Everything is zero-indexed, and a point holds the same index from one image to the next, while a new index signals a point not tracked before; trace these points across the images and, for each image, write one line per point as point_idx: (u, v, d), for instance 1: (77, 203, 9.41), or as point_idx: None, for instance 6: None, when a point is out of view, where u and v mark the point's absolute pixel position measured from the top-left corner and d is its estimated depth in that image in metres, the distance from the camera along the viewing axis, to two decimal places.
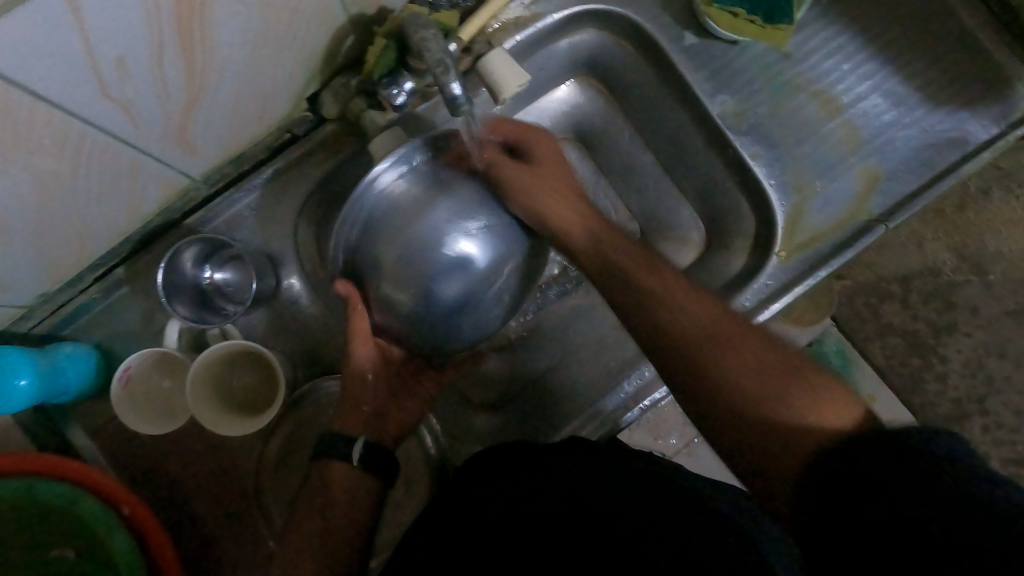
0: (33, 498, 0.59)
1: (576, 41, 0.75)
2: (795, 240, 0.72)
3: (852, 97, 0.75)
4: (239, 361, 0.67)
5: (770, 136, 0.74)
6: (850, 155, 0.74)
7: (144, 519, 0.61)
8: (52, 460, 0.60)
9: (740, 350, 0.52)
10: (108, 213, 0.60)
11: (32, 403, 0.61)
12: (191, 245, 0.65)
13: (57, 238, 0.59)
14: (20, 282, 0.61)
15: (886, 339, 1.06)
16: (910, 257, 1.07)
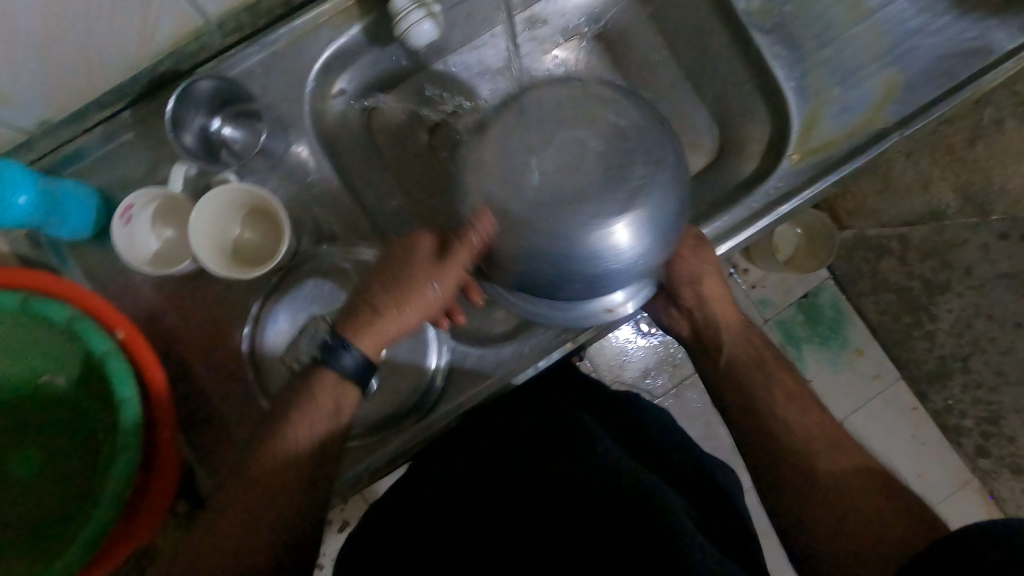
0: (30, 314, 0.57)
1: None
2: (809, 145, 0.72)
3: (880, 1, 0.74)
4: (243, 218, 0.68)
5: (792, 37, 0.73)
6: (871, 63, 0.74)
7: (137, 345, 0.59)
8: (59, 280, 0.58)
9: (848, 453, 0.57)
10: (118, 38, 0.59)
11: (26, 223, 0.61)
12: (209, 79, 0.64)
13: (66, 56, 0.57)
14: (23, 99, 0.59)
15: (879, 296, 1.17)
16: (912, 198, 1.08)
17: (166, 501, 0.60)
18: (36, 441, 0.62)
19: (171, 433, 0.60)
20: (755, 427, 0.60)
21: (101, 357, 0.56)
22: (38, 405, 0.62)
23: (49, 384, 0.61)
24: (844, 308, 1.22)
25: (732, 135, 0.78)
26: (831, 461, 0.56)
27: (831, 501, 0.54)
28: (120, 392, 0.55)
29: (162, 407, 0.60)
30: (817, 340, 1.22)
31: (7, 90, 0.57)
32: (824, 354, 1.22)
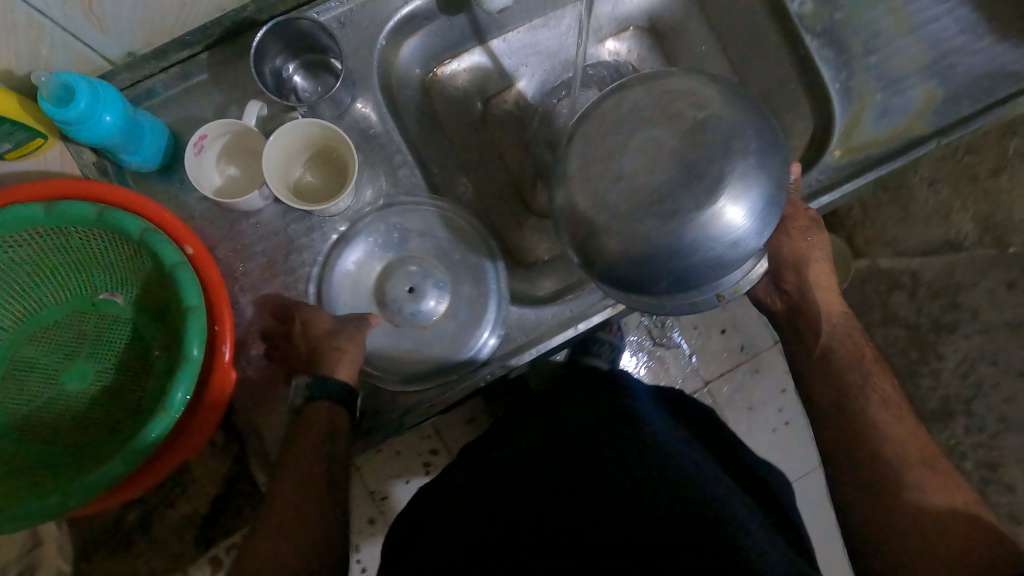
0: (105, 225, 0.58)
1: None
2: (851, 144, 0.76)
3: (925, 18, 0.78)
4: (307, 157, 0.71)
5: (840, 42, 0.77)
6: (915, 75, 0.77)
7: (205, 263, 0.59)
8: (135, 197, 0.59)
9: (935, 476, 0.58)
10: None
11: (105, 144, 0.61)
12: (302, 22, 0.67)
13: None
14: (118, 31, 0.62)
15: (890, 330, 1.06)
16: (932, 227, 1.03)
17: (216, 417, 0.60)
18: (92, 362, 0.65)
19: (232, 351, 0.59)
20: (849, 424, 0.64)
21: (172, 268, 0.57)
22: (95, 325, 0.65)
23: (108, 303, 0.65)
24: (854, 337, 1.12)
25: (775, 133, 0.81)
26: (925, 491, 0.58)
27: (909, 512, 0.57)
28: (189, 302, 0.56)
29: (224, 320, 0.59)
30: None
31: (106, 18, 0.60)
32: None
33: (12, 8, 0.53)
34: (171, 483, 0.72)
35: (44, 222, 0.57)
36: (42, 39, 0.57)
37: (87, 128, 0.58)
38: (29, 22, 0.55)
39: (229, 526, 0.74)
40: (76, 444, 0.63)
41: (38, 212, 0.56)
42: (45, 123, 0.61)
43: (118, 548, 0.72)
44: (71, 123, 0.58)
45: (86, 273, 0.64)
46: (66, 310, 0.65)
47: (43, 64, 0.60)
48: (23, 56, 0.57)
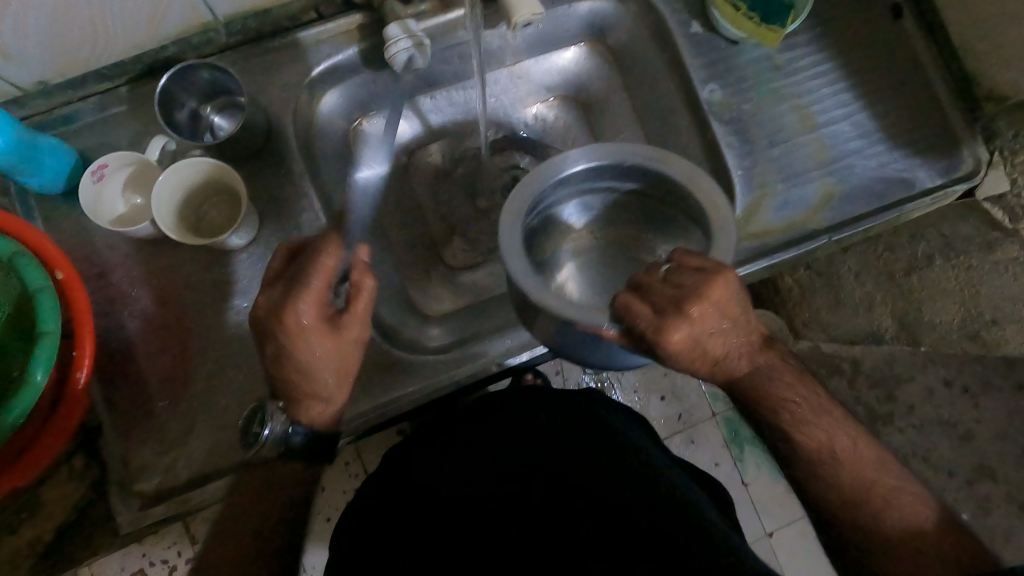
0: None
1: (595, 8, 0.82)
2: (749, 229, 0.79)
3: (826, 119, 0.82)
4: (210, 194, 0.72)
5: (746, 132, 0.80)
6: (814, 170, 0.80)
7: (74, 289, 0.60)
8: (12, 219, 0.60)
9: (882, 473, 0.62)
10: (128, 15, 0.64)
11: (1, 166, 0.64)
12: (206, 68, 0.70)
13: (75, 24, 0.62)
14: (26, 58, 0.64)
15: None
16: (859, 318, 0.94)
17: (60, 444, 0.60)
18: None
19: (87, 377, 0.59)
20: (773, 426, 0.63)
21: (34, 292, 0.58)
22: None
23: None
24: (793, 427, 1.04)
25: None
26: (884, 514, 0.60)
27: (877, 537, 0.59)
28: (43, 327, 0.57)
29: (84, 349, 0.59)
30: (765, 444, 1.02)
31: (12, 45, 0.61)
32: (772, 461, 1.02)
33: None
34: (20, 507, 0.69)
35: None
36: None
37: None
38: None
39: (78, 555, 0.70)
40: None
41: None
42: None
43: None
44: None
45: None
46: None
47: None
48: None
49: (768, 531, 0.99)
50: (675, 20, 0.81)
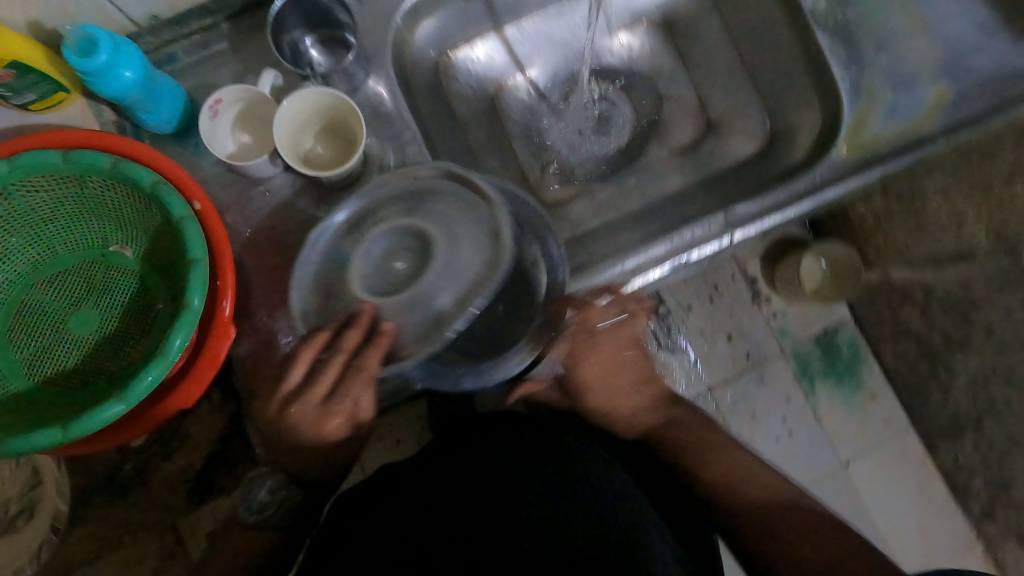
0: (118, 175, 0.60)
1: None
2: (859, 140, 0.75)
3: (940, 18, 0.77)
4: (320, 131, 0.72)
5: (851, 39, 0.76)
6: (926, 75, 0.76)
7: (210, 218, 0.61)
8: (149, 151, 0.61)
9: (707, 461, 0.68)
10: None
11: (122, 99, 0.63)
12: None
13: None
14: None
15: (899, 343, 1.21)
16: (945, 239, 1.07)
17: (213, 370, 0.62)
18: (99, 312, 0.67)
19: (232, 307, 0.61)
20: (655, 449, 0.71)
21: (178, 221, 0.59)
22: (104, 276, 0.67)
23: (117, 256, 0.67)
24: (862, 349, 1.25)
25: (785, 124, 0.82)
26: (714, 484, 0.67)
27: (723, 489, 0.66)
28: (193, 255, 0.58)
29: (227, 278, 0.61)
30: (832, 378, 1.24)
31: None
32: (840, 394, 1.24)
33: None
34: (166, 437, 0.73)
35: (9, 176, 0.58)
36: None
37: (104, 81, 0.61)
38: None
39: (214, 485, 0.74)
40: (71, 386, 0.65)
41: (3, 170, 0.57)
42: (66, 77, 0.64)
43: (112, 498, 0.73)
44: (90, 72, 0.60)
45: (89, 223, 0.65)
46: (73, 260, 0.67)
47: (69, 19, 0.63)
48: (50, 10, 0.61)
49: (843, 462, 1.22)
50: None
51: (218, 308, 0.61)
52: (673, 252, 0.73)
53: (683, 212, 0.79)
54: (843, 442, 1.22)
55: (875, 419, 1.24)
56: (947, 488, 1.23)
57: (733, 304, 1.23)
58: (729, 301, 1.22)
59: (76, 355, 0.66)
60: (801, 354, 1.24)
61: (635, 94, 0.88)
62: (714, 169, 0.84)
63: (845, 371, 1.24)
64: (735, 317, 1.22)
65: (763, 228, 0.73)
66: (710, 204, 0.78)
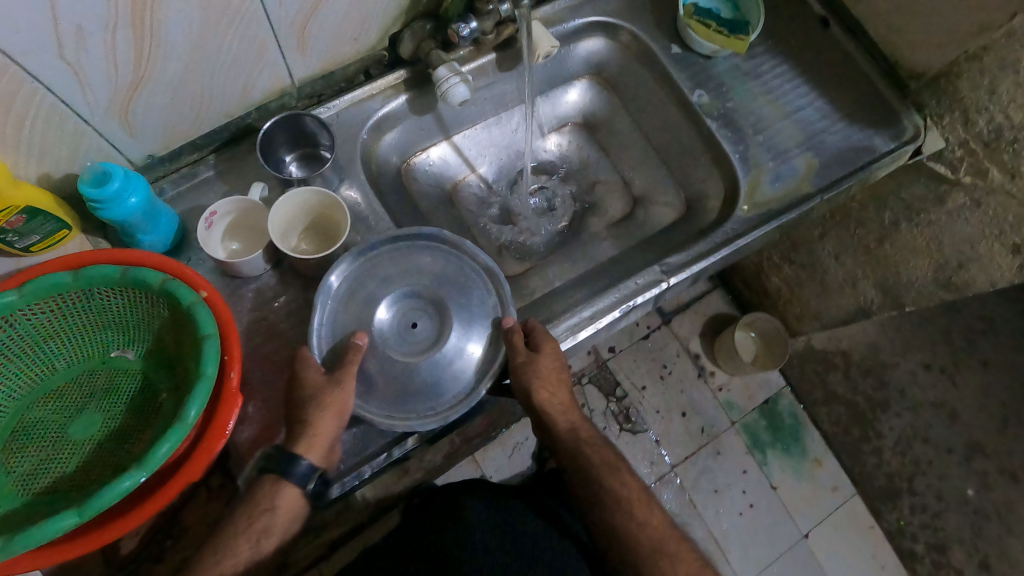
0: (129, 280, 0.65)
1: (590, 50, 1.00)
2: (756, 199, 0.91)
3: (793, 107, 0.99)
4: (303, 229, 0.82)
5: (733, 124, 0.96)
6: (795, 148, 0.96)
7: (217, 302, 0.67)
8: (158, 257, 0.67)
9: (610, 479, 0.77)
10: (229, 87, 0.76)
11: (125, 222, 0.70)
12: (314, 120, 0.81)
13: (187, 100, 0.73)
14: (145, 132, 0.74)
15: (832, 408, 1.39)
16: (845, 296, 1.23)
17: (222, 440, 0.64)
18: (98, 417, 0.69)
19: (238, 377, 0.66)
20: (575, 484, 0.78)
21: (189, 307, 0.64)
22: (104, 380, 0.70)
23: (118, 359, 0.71)
24: (804, 418, 1.41)
25: (695, 197, 0.98)
26: (616, 509, 0.75)
27: (609, 512, 0.75)
28: (203, 334, 0.63)
29: (233, 350, 0.66)
30: (779, 447, 1.38)
31: (136, 121, 0.71)
32: (789, 463, 1.37)
33: (66, 119, 0.65)
34: (164, 532, 0.76)
35: (19, 304, 0.62)
36: (80, 144, 0.68)
37: (112, 209, 0.67)
38: (75, 130, 0.67)
39: None
40: (68, 489, 0.65)
41: (13, 298, 0.61)
42: (67, 216, 0.69)
43: None
44: (102, 200, 0.66)
45: (81, 333, 0.69)
46: (74, 368, 0.70)
47: (76, 166, 0.70)
48: (59, 162, 0.68)
49: (804, 531, 1.32)
50: (657, 44, 0.97)
51: (225, 379, 0.65)
52: (621, 300, 0.82)
53: (626, 268, 0.90)
54: (801, 513, 1.33)
55: (824, 485, 1.36)
56: (898, 556, 1.33)
57: (682, 379, 1.40)
58: (678, 375, 1.40)
59: (79, 456, 0.67)
60: (749, 425, 1.39)
61: (566, 180, 1.05)
62: (638, 236, 0.98)
63: (790, 438, 1.39)
64: (685, 393, 1.39)
65: (692, 272, 0.85)
66: (648, 262, 0.90)
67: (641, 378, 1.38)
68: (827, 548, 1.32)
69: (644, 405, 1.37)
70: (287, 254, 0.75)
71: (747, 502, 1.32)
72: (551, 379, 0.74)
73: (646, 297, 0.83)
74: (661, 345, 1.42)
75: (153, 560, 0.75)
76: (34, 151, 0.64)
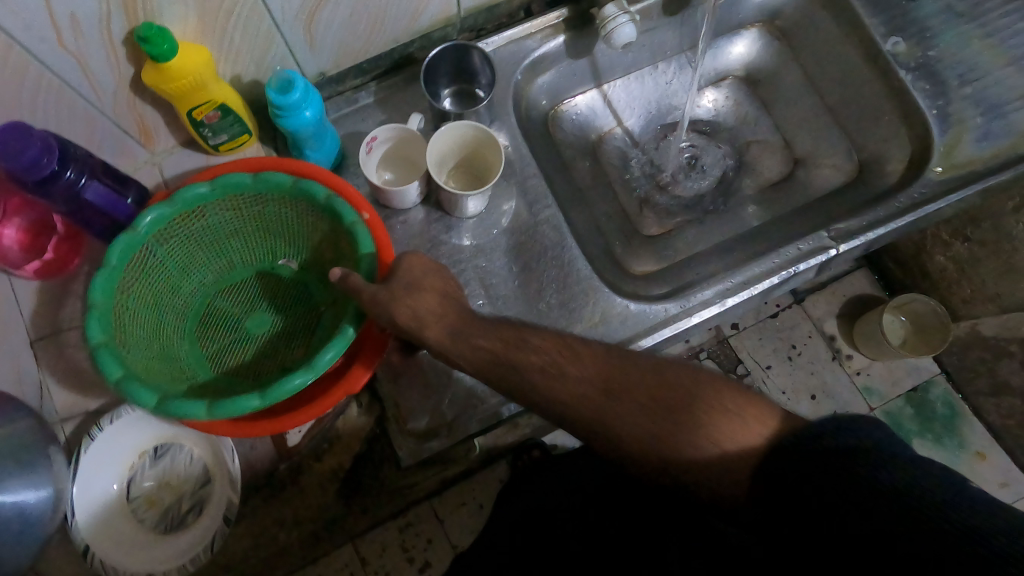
0: (299, 192, 0.69)
1: (767, 2, 0.92)
2: (953, 160, 0.79)
3: (1023, 52, 0.82)
4: (453, 165, 0.83)
5: (935, 75, 0.83)
6: (1015, 102, 0.80)
7: (376, 226, 0.69)
8: (327, 173, 0.70)
9: (592, 372, 0.53)
10: (400, 9, 0.73)
11: (300, 135, 0.71)
12: (477, 52, 0.79)
13: (363, 19, 0.72)
14: (323, 47, 0.73)
15: (1001, 399, 1.22)
16: None
17: (375, 363, 0.67)
18: (263, 320, 0.76)
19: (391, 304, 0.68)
20: (582, 428, 0.53)
21: (350, 227, 0.67)
22: (269, 286, 0.77)
23: (283, 269, 0.77)
24: (961, 406, 1.28)
25: (871, 159, 0.87)
26: (625, 415, 0.51)
27: (621, 426, 0.51)
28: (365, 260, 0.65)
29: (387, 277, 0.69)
30: (929, 436, 1.26)
31: (317, 35, 0.71)
32: (942, 454, 1.26)
33: (260, 22, 0.65)
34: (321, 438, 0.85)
35: (211, 195, 0.68)
36: (269, 50, 0.69)
37: (289, 120, 0.68)
38: (267, 34, 0.66)
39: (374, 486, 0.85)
40: (238, 384, 0.72)
41: (206, 189, 0.67)
42: (250, 121, 0.72)
43: (269, 496, 0.82)
44: (281, 108, 0.67)
45: (255, 235, 0.75)
46: (245, 269, 0.77)
47: (264, 73, 0.72)
48: (251, 66, 0.70)
49: None
50: None
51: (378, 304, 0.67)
52: (781, 265, 0.77)
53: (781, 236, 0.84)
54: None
55: (989, 481, 1.24)
56: None
57: (813, 360, 1.30)
58: (808, 357, 1.30)
59: (249, 350, 0.74)
60: (892, 412, 1.28)
61: (719, 140, 0.96)
62: (798, 202, 0.90)
63: (943, 430, 1.27)
64: (817, 374, 1.29)
65: (868, 239, 0.77)
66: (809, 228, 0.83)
67: (766, 358, 1.30)
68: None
69: (768, 384, 1.29)
70: (441, 188, 0.76)
71: None
72: (436, 313, 0.58)
73: (807, 265, 0.77)
74: (791, 325, 1.32)
75: (311, 459, 0.84)
76: (231, 49, 0.66)
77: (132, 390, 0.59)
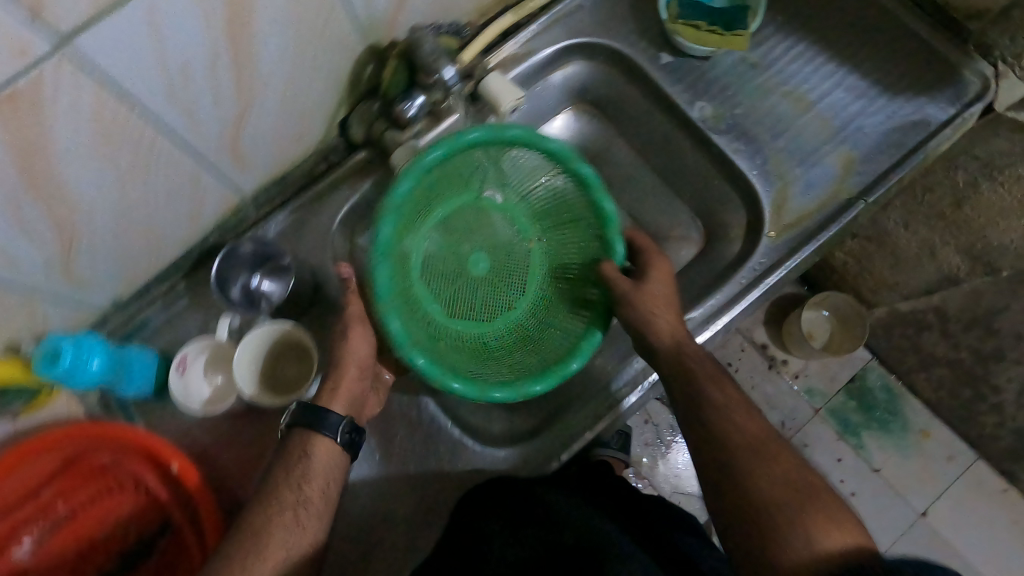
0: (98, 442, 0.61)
1: (568, 74, 0.88)
2: (784, 221, 0.79)
3: (819, 94, 0.83)
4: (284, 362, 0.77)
5: (746, 133, 0.82)
6: (824, 145, 0.81)
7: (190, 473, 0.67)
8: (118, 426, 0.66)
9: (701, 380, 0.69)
10: (174, 220, 0.70)
11: (99, 384, 0.69)
12: (245, 244, 0.75)
13: (132, 242, 0.68)
14: (100, 280, 0.70)
15: (929, 371, 1.20)
16: (926, 267, 1.05)
17: None
18: None
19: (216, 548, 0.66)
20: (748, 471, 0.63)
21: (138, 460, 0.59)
22: None
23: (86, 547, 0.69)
24: (898, 387, 1.27)
25: (712, 222, 0.87)
26: (760, 462, 0.62)
27: (749, 464, 0.62)
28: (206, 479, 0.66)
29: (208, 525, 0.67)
30: (875, 425, 1.26)
31: (87, 273, 0.67)
32: (890, 441, 1.25)
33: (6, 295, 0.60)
34: None
35: None
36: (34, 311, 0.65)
37: (76, 379, 0.66)
38: (22, 302, 0.62)
39: None
40: None
41: None
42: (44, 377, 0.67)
43: None
44: (64, 376, 0.65)
45: None
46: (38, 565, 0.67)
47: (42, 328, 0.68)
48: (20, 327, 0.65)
49: (920, 510, 1.22)
50: (644, 59, 0.84)
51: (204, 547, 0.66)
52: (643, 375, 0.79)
53: None
54: (912, 492, 1.23)
55: (936, 457, 1.24)
56: None
57: (752, 373, 1.28)
58: (747, 372, 1.28)
59: None
60: (837, 409, 1.27)
61: None
62: None
63: (886, 415, 1.26)
64: (757, 389, 1.27)
65: (723, 325, 0.77)
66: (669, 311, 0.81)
67: None
68: (950, 522, 1.22)
69: None
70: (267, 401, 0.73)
71: (849, 490, 1.23)
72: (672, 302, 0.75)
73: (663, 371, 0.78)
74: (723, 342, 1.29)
75: None
76: None
77: (413, 360, 0.70)
